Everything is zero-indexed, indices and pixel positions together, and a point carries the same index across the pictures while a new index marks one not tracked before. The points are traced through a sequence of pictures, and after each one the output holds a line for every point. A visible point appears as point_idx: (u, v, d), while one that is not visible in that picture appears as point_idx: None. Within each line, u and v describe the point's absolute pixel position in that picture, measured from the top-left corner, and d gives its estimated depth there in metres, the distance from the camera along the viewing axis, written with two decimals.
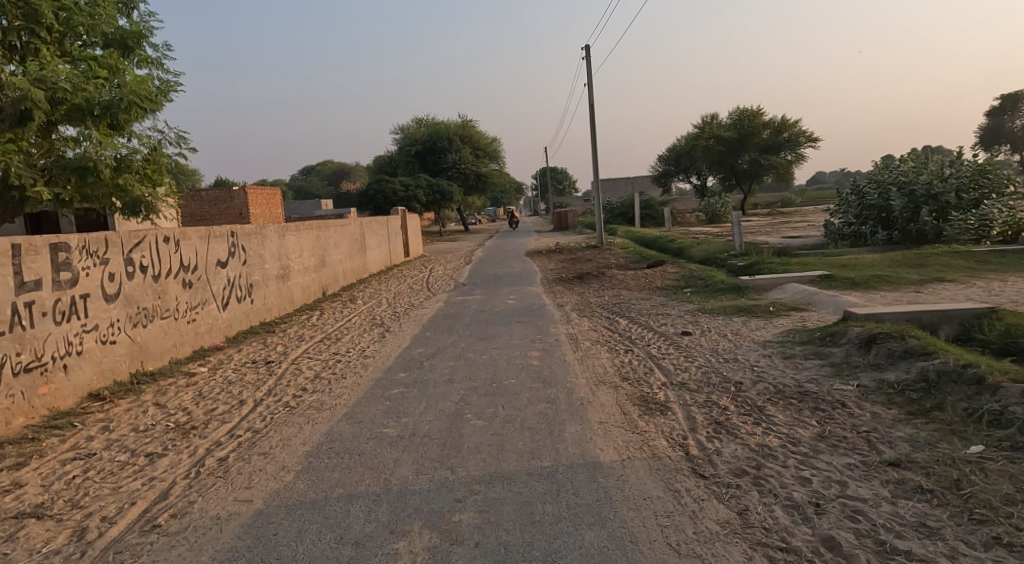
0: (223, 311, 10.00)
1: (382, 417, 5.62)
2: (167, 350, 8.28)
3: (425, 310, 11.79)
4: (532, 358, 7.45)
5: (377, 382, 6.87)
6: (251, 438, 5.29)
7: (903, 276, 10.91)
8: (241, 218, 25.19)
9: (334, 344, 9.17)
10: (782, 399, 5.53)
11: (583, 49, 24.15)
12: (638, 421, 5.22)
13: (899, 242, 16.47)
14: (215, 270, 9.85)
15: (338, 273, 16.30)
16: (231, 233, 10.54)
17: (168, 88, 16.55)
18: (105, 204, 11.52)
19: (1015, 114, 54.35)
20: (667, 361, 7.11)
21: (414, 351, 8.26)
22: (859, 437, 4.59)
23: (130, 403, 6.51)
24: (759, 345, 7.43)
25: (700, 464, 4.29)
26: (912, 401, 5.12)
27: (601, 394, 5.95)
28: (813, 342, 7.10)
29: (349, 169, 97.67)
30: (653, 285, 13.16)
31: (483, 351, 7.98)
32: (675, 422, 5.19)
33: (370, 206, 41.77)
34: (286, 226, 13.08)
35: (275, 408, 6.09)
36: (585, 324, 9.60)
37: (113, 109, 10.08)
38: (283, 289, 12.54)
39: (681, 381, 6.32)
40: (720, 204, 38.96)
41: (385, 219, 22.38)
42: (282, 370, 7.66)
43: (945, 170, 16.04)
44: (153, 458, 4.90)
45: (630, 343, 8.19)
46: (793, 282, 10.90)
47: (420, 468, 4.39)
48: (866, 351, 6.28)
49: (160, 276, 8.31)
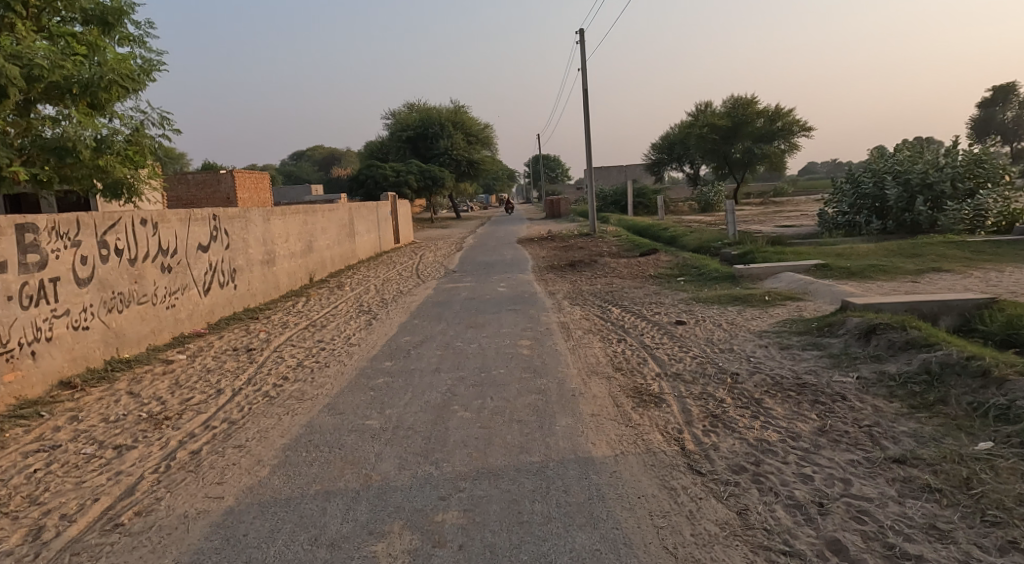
0: (205, 297, 9.72)
1: (364, 409, 5.39)
2: (145, 337, 8.00)
3: (414, 297, 11.53)
4: (522, 347, 7.23)
5: (361, 371, 6.63)
6: (226, 429, 5.04)
7: (900, 266, 10.76)
8: (229, 203, 24.76)
9: (318, 331, 8.92)
10: (780, 392, 5.35)
11: (577, 33, 23.85)
12: (631, 413, 5.03)
13: (893, 232, 16.35)
14: (195, 254, 9.55)
15: (325, 259, 16.00)
16: (213, 216, 10.24)
17: (150, 68, 16.13)
18: (85, 186, 11.14)
19: (1007, 106, 54.47)
20: (661, 351, 6.91)
21: (401, 340, 8.02)
22: (862, 432, 4.40)
23: (103, 392, 6.24)
24: (755, 335, 7.24)
25: (697, 460, 4.10)
26: (915, 395, 4.94)
27: (593, 385, 5.75)
28: (811, 332, 6.91)
29: (340, 154, 96.79)
30: (646, 273, 12.96)
31: (472, 340, 7.76)
32: (669, 415, 5.00)
33: (361, 191, 41.26)
34: (272, 210, 12.76)
35: (254, 398, 5.84)
36: (577, 313, 9.38)
37: (93, 87, 9.72)
38: (267, 275, 12.24)
39: (676, 372, 6.13)
40: (714, 192, 38.84)
41: (374, 204, 22.05)
42: (264, 357, 7.41)
43: (940, 159, 15.91)
44: (121, 451, 4.64)
45: (623, 332, 7.98)
46: (788, 272, 10.72)
47: (402, 464, 4.16)
48: (865, 342, 6.10)
49: (137, 259, 8.01)
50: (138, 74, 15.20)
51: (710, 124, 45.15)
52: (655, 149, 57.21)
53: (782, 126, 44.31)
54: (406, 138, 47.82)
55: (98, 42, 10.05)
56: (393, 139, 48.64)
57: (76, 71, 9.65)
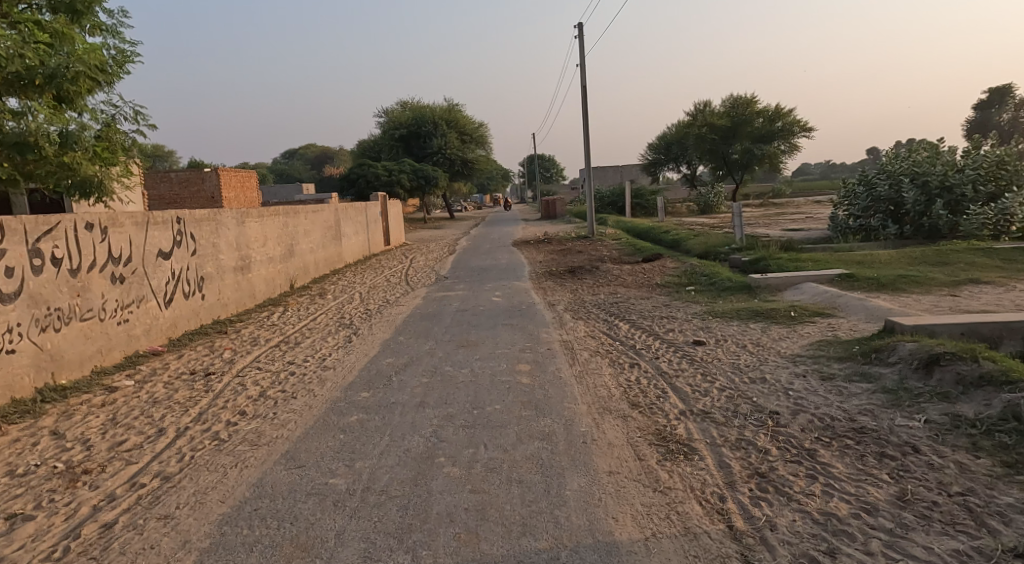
0: (166, 309, 8.74)
1: (329, 461, 4.40)
2: (90, 358, 7.01)
3: (400, 308, 10.56)
4: (520, 375, 6.26)
5: (333, 405, 5.64)
6: (155, 489, 4.05)
7: (932, 276, 9.84)
8: (213, 201, 23.67)
9: (290, 350, 7.93)
10: (835, 441, 4.41)
11: (576, 27, 22.87)
12: (658, 470, 4.07)
13: (910, 237, 15.40)
14: (154, 261, 8.54)
15: (308, 263, 14.97)
16: (177, 218, 9.25)
17: (124, 58, 15.13)
18: (48, 186, 10.09)
19: (1002, 108, 53.96)
20: (682, 381, 5.96)
21: (383, 363, 7.04)
22: (955, 504, 3.46)
23: (22, 430, 5.23)
24: (788, 360, 6.30)
25: (752, 549, 3.15)
26: (1007, 448, 4.01)
27: (608, 429, 4.78)
28: (854, 359, 5.98)
29: (333, 153, 95.61)
30: (651, 281, 12.04)
31: (463, 364, 6.79)
32: (705, 472, 4.05)
33: (353, 191, 40.17)
34: (247, 211, 11.76)
35: (200, 443, 4.84)
36: (581, 329, 8.40)
37: (60, 79, 8.78)
38: (241, 282, 11.22)
39: (704, 410, 5.18)
40: (713, 194, 38.03)
41: (363, 205, 21.05)
42: (223, 385, 6.42)
43: (960, 160, 15.09)
44: (14, 524, 3.64)
45: (635, 354, 7.03)
46: (810, 283, 9.82)
47: (368, 553, 3.19)
48: (927, 375, 5.16)
49: (80, 270, 7.01)
50: (109, 67, 14.13)
51: (710, 123, 44.66)
52: (652, 149, 56.26)
53: (782, 126, 43.37)
54: (398, 136, 46.78)
55: (64, 28, 9.04)
56: (386, 138, 47.52)
57: (40, 61, 8.69)
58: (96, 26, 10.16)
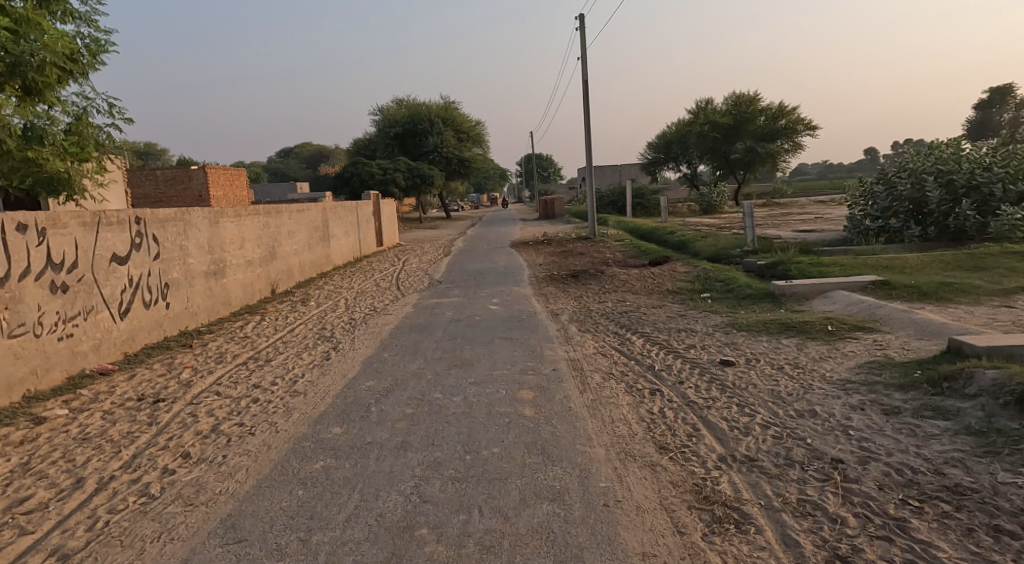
0: (122, 320, 7.75)
1: (278, 532, 3.42)
2: (21, 382, 6.01)
3: (388, 318, 9.56)
4: (522, 406, 5.28)
5: (296, 446, 4.65)
6: None
7: (976, 283, 8.90)
8: (201, 201, 22.63)
9: (259, 369, 6.95)
10: (929, 506, 3.43)
11: (578, 17, 21.93)
12: (707, 552, 3.11)
13: (934, 239, 14.39)
14: (106, 267, 7.55)
15: (291, 266, 13.96)
16: (137, 217, 8.26)
17: (100, 48, 14.18)
18: (12, 183, 9.18)
19: (1003, 108, 53.19)
20: (716, 415, 4.99)
21: (361, 388, 6.05)
22: None
23: None
24: (838, 388, 5.34)
25: None
26: None
27: (634, 484, 3.82)
28: (920, 388, 5.02)
29: (328, 152, 94.42)
30: (662, 288, 11.09)
31: (456, 389, 5.82)
32: (769, 554, 3.08)
33: (347, 190, 39.10)
34: (221, 210, 10.78)
35: (122, 501, 3.84)
36: (590, 345, 7.42)
37: (23, 67, 7.79)
38: (213, 289, 10.21)
39: (749, 456, 4.22)
40: (716, 194, 37.10)
41: (354, 205, 20.08)
42: (171, 416, 5.42)
43: (988, 157, 14.15)
44: None
45: (654, 377, 6.05)
46: (841, 291, 8.88)
47: None
48: (1022, 414, 4.20)
49: (9, 279, 6.01)
50: (83, 57, 13.11)
51: (711, 121, 43.34)
52: (652, 148, 55.05)
53: (785, 124, 42.39)
54: (394, 134, 45.82)
55: (32, 14, 7.76)
56: (381, 136, 46.48)
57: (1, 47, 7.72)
58: (67, 13, 9.24)
